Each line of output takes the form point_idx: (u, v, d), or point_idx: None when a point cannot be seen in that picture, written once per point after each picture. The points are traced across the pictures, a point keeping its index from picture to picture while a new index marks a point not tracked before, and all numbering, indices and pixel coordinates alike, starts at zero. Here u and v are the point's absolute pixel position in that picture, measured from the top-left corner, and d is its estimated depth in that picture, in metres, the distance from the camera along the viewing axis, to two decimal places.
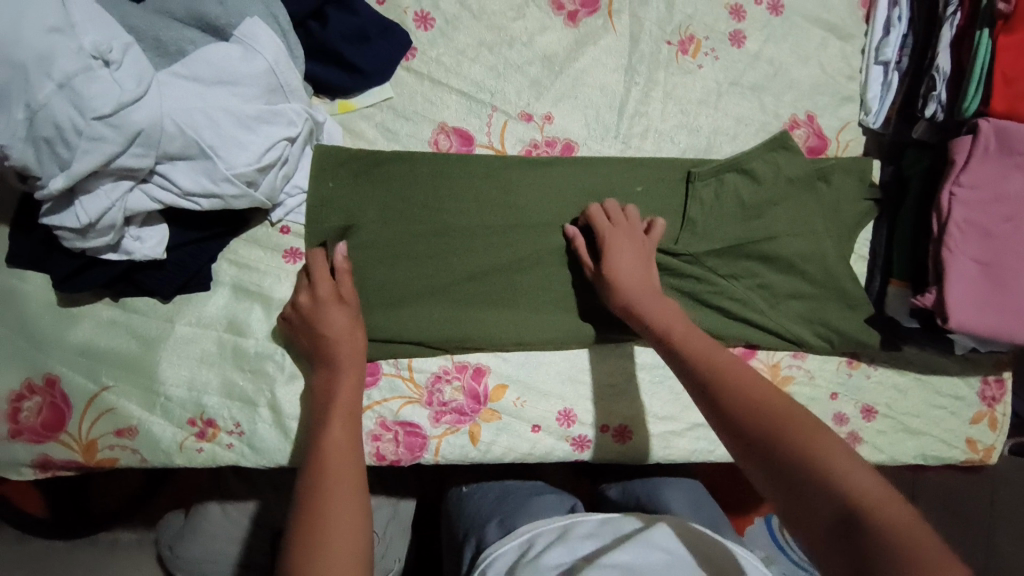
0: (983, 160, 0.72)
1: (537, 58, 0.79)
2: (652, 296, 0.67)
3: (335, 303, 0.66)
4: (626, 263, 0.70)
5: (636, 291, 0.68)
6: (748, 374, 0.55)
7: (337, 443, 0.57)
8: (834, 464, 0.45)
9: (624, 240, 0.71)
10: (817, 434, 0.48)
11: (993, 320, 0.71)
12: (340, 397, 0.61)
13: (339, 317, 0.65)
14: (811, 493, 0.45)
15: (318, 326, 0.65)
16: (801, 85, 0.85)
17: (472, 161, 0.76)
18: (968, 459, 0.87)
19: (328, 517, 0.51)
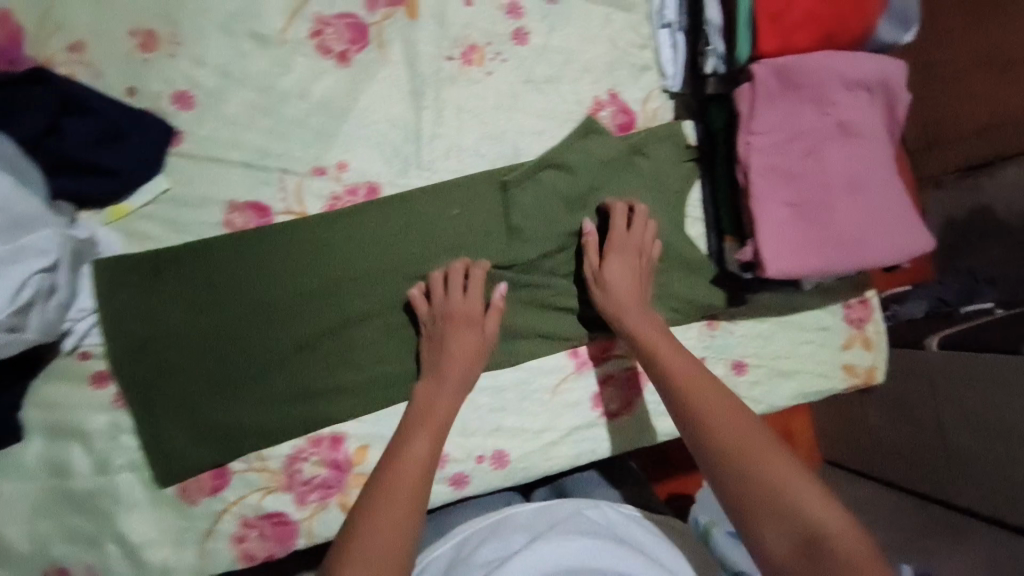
0: (768, 102, 0.70)
1: (315, 108, 0.75)
2: (630, 307, 0.74)
3: (468, 324, 0.74)
4: (623, 271, 0.76)
5: (629, 310, 0.75)
6: (729, 421, 0.63)
7: (420, 455, 0.63)
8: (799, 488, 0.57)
9: (630, 253, 0.77)
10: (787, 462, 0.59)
11: (815, 258, 0.71)
12: (429, 410, 0.69)
13: (466, 333, 0.74)
14: (784, 507, 0.56)
15: (449, 338, 0.73)
16: (597, 65, 0.83)
17: (270, 232, 0.74)
18: (849, 385, 0.88)
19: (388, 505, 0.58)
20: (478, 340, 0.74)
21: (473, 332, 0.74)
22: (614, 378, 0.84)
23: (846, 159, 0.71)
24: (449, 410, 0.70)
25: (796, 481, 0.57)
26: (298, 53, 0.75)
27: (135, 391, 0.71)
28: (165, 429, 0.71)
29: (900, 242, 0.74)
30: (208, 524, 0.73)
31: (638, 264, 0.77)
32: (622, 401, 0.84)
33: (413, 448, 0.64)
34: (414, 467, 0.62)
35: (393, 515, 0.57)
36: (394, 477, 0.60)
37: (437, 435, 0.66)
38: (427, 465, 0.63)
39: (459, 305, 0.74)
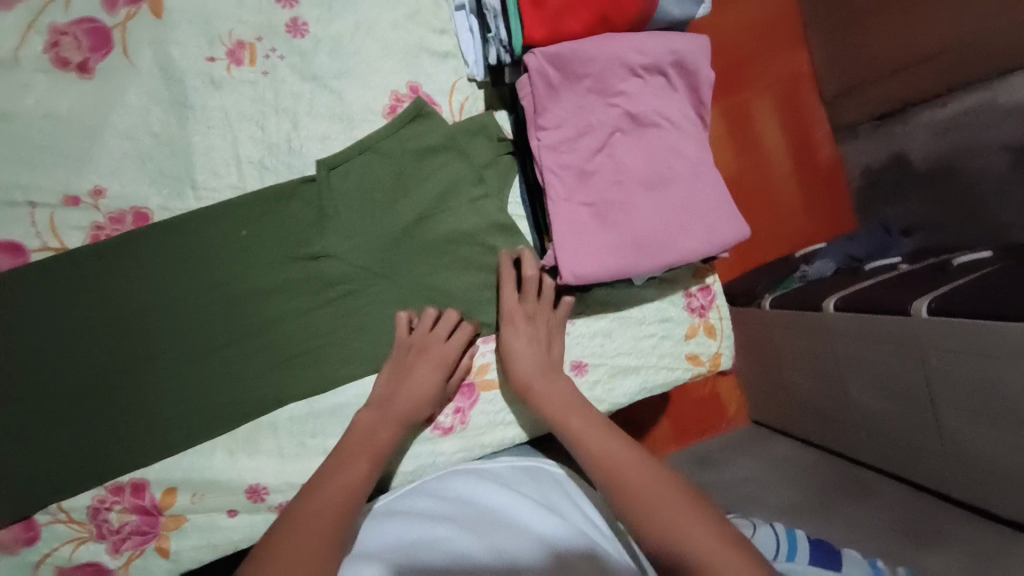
0: (551, 95, 0.65)
1: (61, 128, 0.67)
2: (555, 382, 0.73)
3: (432, 353, 0.73)
4: (525, 344, 0.75)
5: (541, 374, 0.73)
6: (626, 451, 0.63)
7: (350, 477, 0.63)
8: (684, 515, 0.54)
9: (530, 323, 0.76)
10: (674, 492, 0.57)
11: (618, 259, 0.67)
12: (363, 436, 0.68)
13: (438, 371, 0.73)
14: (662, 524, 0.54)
15: (424, 373, 0.73)
16: (390, 57, 0.76)
17: (26, 271, 0.67)
18: (694, 374, 0.86)
19: (296, 520, 0.57)
20: (432, 362, 0.73)
21: (428, 360, 0.73)
22: None
23: (637, 153, 0.68)
24: (381, 447, 0.68)
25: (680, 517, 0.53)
26: (31, 70, 0.67)
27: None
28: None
29: (711, 233, 0.71)
30: None
31: (542, 337, 0.76)
32: (456, 414, 0.79)
33: (341, 469, 0.63)
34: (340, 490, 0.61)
35: (330, 498, 0.60)
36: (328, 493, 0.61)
37: (372, 459, 0.66)
38: (358, 488, 0.63)
39: (436, 345, 0.74)
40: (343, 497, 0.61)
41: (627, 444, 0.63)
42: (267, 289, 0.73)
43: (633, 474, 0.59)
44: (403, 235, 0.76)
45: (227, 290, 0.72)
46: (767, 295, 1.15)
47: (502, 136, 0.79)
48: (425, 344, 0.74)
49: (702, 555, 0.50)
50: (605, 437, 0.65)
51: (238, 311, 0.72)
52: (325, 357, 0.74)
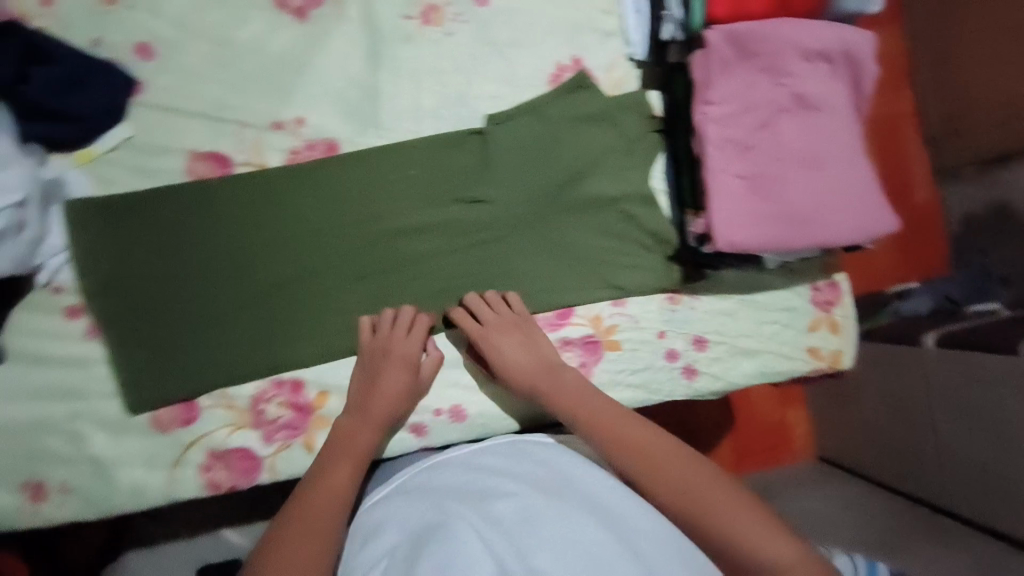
0: (723, 71, 0.69)
1: (274, 63, 0.76)
2: (556, 378, 0.73)
3: (406, 364, 0.74)
4: (510, 349, 0.75)
5: (523, 379, 0.74)
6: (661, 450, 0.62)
7: (340, 478, 0.65)
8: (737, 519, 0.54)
9: (511, 328, 0.76)
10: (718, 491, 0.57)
11: (770, 232, 0.69)
12: (346, 440, 0.70)
13: (407, 372, 0.74)
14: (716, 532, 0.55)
15: (379, 378, 0.73)
16: (560, 30, 0.82)
17: (231, 182, 0.76)
18: (813, 368, 0.87)
19: (299, 527, 0.59)
20: (406, 369, 0.74)
21: (393, 359, 0.74)
22: (571, 344, 0.83)
23: (799, 132, 0.71)
24: (359, 455, 0.69)
25: (735, 515, 0.54)
26: (259, 10, 0.76)
27: (102, 328, 0.74)
28: (126, 363, 0.75)
29: (859, 219, 0.72)
30: (177, 452, 0.76)
31: (528, 339, 0.76)
32: (580, 367, 0.82)
33: (332, 472, 0.66)
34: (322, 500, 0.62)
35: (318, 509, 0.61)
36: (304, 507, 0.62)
37: (357, 463, 0.68)
38: (347, 491, 0.64)
39: (399, 343, 0.74)
40: (342, 502, 0.63)
41: (664, 440, 0.63)
42: (424, 226, 0.79)
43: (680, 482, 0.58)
44: (557, 190, 0.81)
45: (390, 223, 0.78)
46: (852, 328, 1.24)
47: (652, 114, 0.83)
48: (392, 340, 0.75)
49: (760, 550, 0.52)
50: (636, 432, 0.64)
51: (397, 242, 0.79)
52: (470, 294, 0.81)
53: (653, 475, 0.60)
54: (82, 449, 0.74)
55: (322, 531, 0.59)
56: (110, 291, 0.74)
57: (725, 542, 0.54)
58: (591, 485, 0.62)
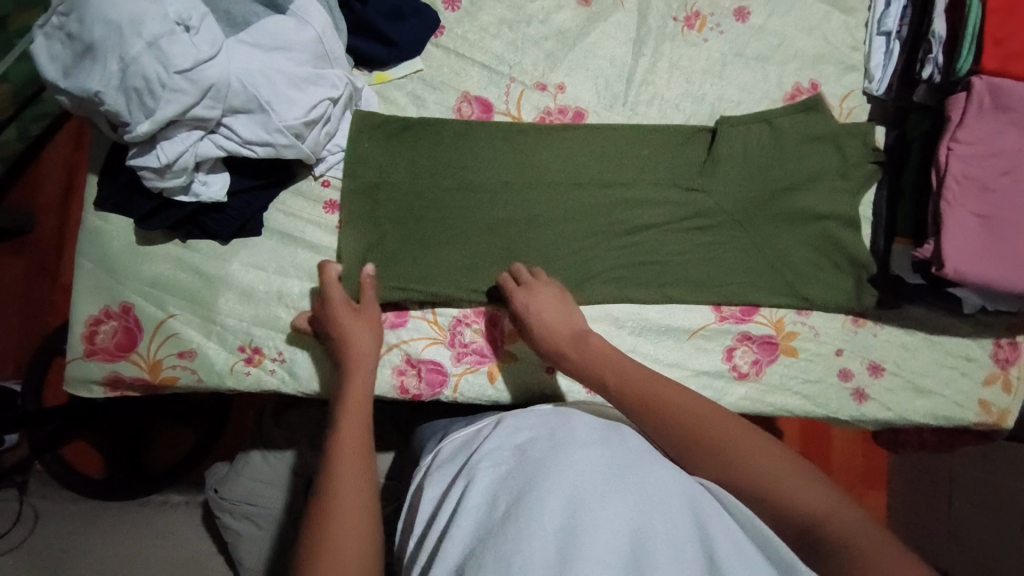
0: (977, 117, 0.75)
1: (553, 33, 0.87)
2: (579, 349, 0.73)
3: (341, 307, 0.75)
4: (547, 313, 0.75)
5: (546, 343, 0.75)
6: (711, 418, 0.63)
7: (354, 429, 0.65)
8: (790, 488, 0.55)
9: (542, 294, 0.77)
10: (767, 458, 0.58)
11: (996, 270, 0.73)
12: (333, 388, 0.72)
13: (369, 324, 0.75)
14: (764, 499, 0.56)
15: (342, 336, 0.74)
16: (803, 56, 0.90)
17: (492, 125, 0.84)
18: (980, 421, 0.87)
19: (349, 481, 0.59)
20: (364, 319, 0.75)
21: (364, 318, 0.75)
22: (750, 340, 0.86)
23: None
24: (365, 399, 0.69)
25: (792, 480, 0.55)
26: None
27: (345, 224, 0.81)
28: (356, 260, 0.81)
29: None
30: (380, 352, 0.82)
31: (545, 303, 0.76)
32: (753, 363, 0.86)
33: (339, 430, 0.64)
34: (348, 453, 0.62)
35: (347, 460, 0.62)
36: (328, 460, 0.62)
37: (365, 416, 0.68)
38: (363, 441, 0.64)
39: (328, 299, 0.76)
40: (373, 459, 0.63)
41: (711, 408, 0.64)
42: (642, 201, 0.85)
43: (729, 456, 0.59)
44: (774, 197, 0.85)
45: (611, 193, 0.85)
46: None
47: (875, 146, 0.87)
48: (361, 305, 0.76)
49: (825, 516, 0.52)
50: (679, 398, 0.65)
51: (617, 209, 0.85)
52: (668, 275, 0.85)
53: (714, 439, 0.61)
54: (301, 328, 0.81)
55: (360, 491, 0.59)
56: (357, 195, 0.81)
57: (774, 496, 0.55)
58: (629, 449, 0.61)
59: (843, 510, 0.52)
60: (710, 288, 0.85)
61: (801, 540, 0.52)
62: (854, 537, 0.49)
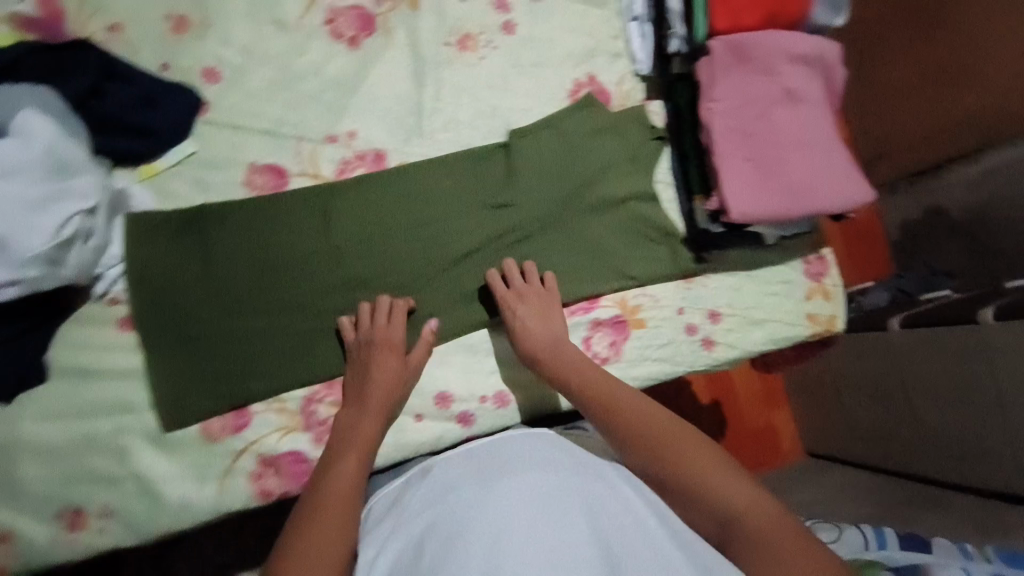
0: (722, 75, 0.83)
1: (329, 84, 0.84)
2: (560, 356, 0.78)
3: (394, 347, 0.77)
4: (530, 320, 0.81)
5: (527, 351, 0.81)
6: (647, 417, 0.68)
7: (348, 471, 0.67)
8: (719, 487, 0.60)
9: (533, 298, 0.83)
10: (703, 456, 0.63)
11: (774, 204, 0.82)
12: (351, 427, 0.73)
13: (392, 362, 0.77)
14: (694, 494, 0.61)
15: (374, 371, 0.76)
16: (574, 52, 0.94)
17: (287, 193, 0.81)
18: (812, 332, 0.98)
19: (323, 532, 0.58)
20: (399, 360, 0.78)
21: (393, 352, 0.77)
22: (602, 325, 0.90)
23: (790, 120, 0.84)
24: (369, 441, 0.72)
25: (724, 478, 0.61)
26: (317, 38, 0.85)
27: (143, 344, 0.74)
28: (167, 377, 0.74)
29: (848, 194, 0.85)
30: (227, 463, 0.76)
31: (540, 308, 0.82)
32: (611, 345, 0.90)
33: (339, 468, 0.67)
34: (342, 489, 0.65)
35: (343, 492, 0.64)
36: (322, 493, 0.64)
37: (365, 451, 0.71)
38: (357, 486, 0.66)
39: (384, 331, 0.78)
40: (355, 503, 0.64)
41: (650, 405, 0.69)
42: (460, 230, 0.87)
43: (667, 452, 0.64)
44: (579, 190, 0.92)
45: (430, 231, 0.86)
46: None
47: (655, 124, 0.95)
48: (402, 341, 0.78)
49: (748, 512, 0.58)
50: (626, 397, 0.70)
51: (438, 245, 0.86)
52: None
53: (654, 438, 0.65)
54: (129, 469, 0.72)
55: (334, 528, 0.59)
56: (149, 309, 0.75)
57: (704, 495, 0.60)
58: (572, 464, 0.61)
59: (764, 507, 0.58)
60: None
61: (728, 533, 0.58)
62: (772, 528, 0.56)
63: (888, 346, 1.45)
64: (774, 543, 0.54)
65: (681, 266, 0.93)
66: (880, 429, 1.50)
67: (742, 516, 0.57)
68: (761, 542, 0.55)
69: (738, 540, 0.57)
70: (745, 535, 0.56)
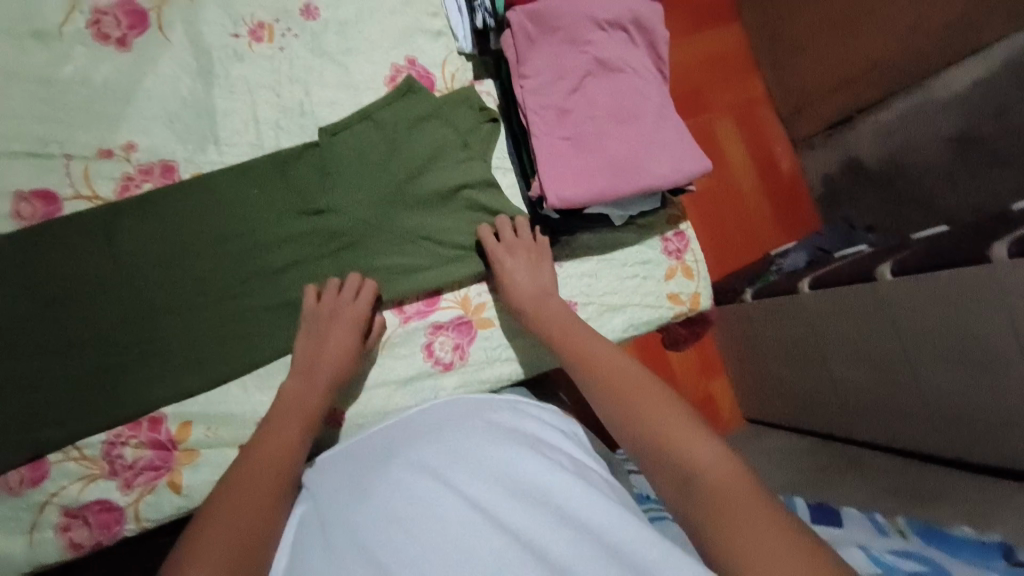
0: (528, 49, 0.77)
1: (99, 93, 0.76)
2: (543, 307, 0.79)
3: (342, 321, 0.75)
4: (520, 268, 0.81)
5: (514, 299, 0.81)
6: (635, 373, 0.68)
7: (283, 442, 0.67)
8: (683, 445, 0.58)
9: (520, 248, 0.82)
10: (670, 414, 0.62)
11: (596, 183, 0.75)
12: (294, 401, 0.71)
13: (352, 333, 0.75)
14: (650, 447, 0.60)
15: (331, 348, 0.74)
16: (388, 35, 0.87)
17: (55, 220, 0.73)
18: (676, 313, 0.92)
19: (230, 521, 0.58)
20: (351, 336, 0.75)
21: (347, 325, 0.75)
22: (444, 328, 0.84)
23: (607, 92, 0.78)
24: (308, 416, 0.71)
25: (690, 438, 0.59)
26: (77, 45, 0.76)
27: None
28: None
29: (681, 165, 0.79)
30: (30, 517, 0.68)
31: (515, 261, 0.81)
32: (455, 349, 0.83)
33: (278, 435, 0.67)
34: (267, 462, 0.64)
35: (264, 480, 0.63)
36: (249, 468, 0.64)
37: (305, 424, 0.70)
38: (295, 451, 0.67)
39: (349, 308, 0.76)
40: (278, 482, 0.63)
41: (627, 361, 0.70)
42: (272, 241, 0.79)
43: (647, 409, 0.63)
44: (404, 184, 0.83)
45: (236, 245, 0.78)
46: (746, 289, 1.54)
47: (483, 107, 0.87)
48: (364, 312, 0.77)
49: (704, 472, 0.55)
50: (605, 353, 0.72)
51: (247, 261, 0.78)
52: None
53: (633, 392, 0.65)
54: None
55: (254, 509, 0.60)
56: None
57: (668, 448, 0.59)
58: (499, 434, 0.64)
59: (725, 465, 0.55)
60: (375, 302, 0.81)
61: (678, 492, 0.56)
62: (728, 490, 0.53)
63: (800, 308, 1.37)
64: (726, 502, 0.52)
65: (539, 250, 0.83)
66: (805, 393, 1.45)
67: (699, 474, 0.55)
68: (703, 500, 0.53)
69: (693, 493, 0.54)
70: (690, 489, 0.55)
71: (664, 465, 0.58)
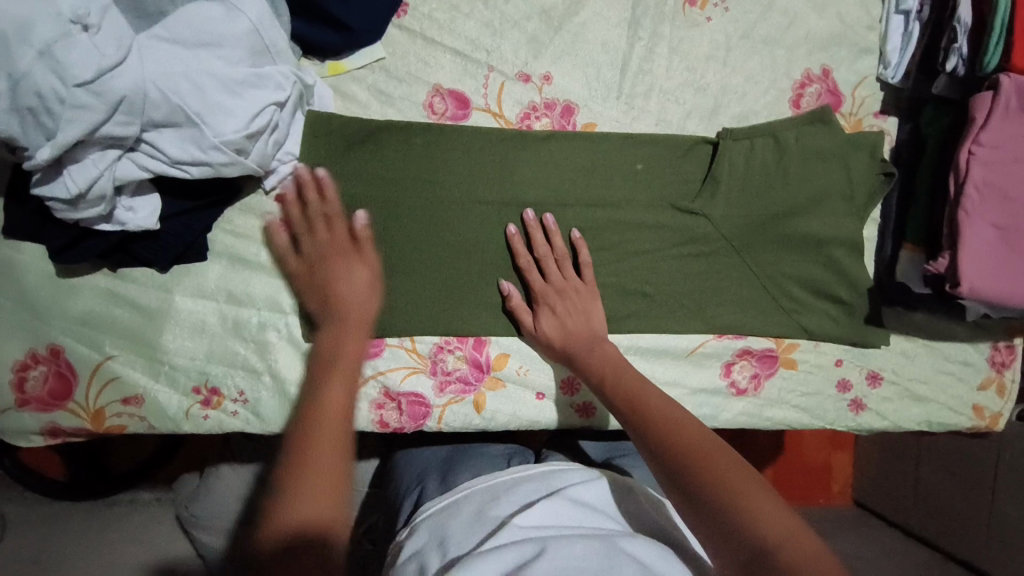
0: (1003, 118, 0.69)
1: (535, 12, 0.75)
2: (598, 351, 0.68)
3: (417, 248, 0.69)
4: (557, 316, 0.71)
5: (575, 343, 0.70)
6: (680, 422, 0.56)
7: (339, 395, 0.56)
8: (749, 510, 0.47)
9: (571, 292, 0.72)
10: (739, 477, 0.50)
11: (1009, 287, 0.69)
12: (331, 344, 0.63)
13: None
14: (714, 520, 0.48)
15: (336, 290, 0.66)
16: (816, 38, 0.81)
17: (467, 125, 0.74)
18: (973, 425, 0.87)
19: (301, 485, 0.48)
20: None
21: None
22: (750, 355, 0.82)
23: None
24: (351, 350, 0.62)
25: (764, 508, 0.48)
26: None
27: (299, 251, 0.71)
28: None
29: None
30: None
31: (571, 299, 0.72)
32: (753, 378, 0.82)
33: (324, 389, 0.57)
34: (334, 407, 0.55)
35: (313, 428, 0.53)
36: (304, 416, 0.54)
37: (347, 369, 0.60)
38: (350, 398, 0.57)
39: None
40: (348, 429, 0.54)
41: (672, 404, 0.59)
42: (633, 223, 0.77)
43: (704, 466, 0.51)
44: (782, 214, 0.79)
45: (600, 212, 0.76)
46: None
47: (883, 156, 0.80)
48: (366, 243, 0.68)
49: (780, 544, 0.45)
50: (654, 395, 0.60)
51: (607, 230, 0.77)
52: (655, 308, 0.79)
53: (686, 459, 0.52)
54: (259, 366, 0.72)
55: (331, 465, 0.50)
56: None
57: (740, 526, 0.47)
58: (591, 524, 0.54)
59: (802, 536, 0.46)
60: (701, 316, 0.79)
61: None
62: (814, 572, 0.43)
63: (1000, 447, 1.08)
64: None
65: (857, 335, 0.82)
66: None
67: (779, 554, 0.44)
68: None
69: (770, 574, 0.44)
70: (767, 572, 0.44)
71: (727, 535, 0.47)
